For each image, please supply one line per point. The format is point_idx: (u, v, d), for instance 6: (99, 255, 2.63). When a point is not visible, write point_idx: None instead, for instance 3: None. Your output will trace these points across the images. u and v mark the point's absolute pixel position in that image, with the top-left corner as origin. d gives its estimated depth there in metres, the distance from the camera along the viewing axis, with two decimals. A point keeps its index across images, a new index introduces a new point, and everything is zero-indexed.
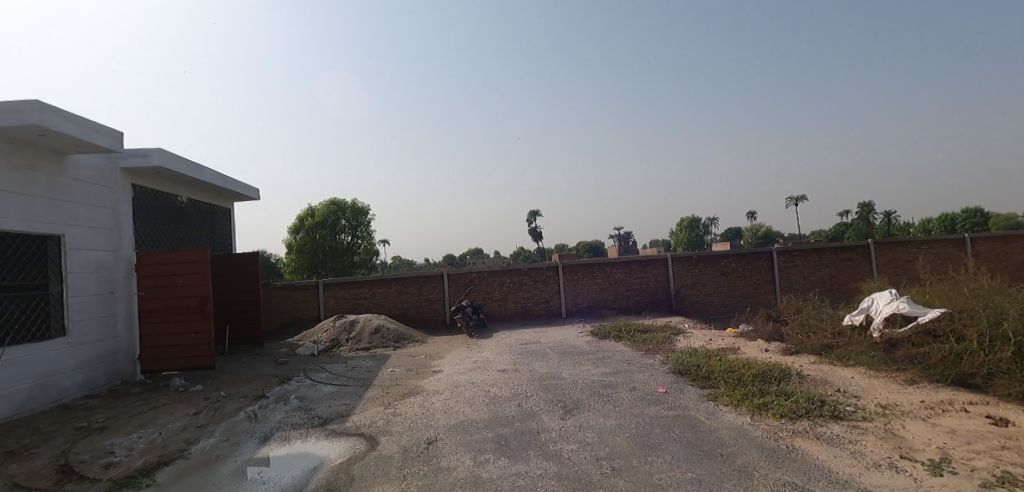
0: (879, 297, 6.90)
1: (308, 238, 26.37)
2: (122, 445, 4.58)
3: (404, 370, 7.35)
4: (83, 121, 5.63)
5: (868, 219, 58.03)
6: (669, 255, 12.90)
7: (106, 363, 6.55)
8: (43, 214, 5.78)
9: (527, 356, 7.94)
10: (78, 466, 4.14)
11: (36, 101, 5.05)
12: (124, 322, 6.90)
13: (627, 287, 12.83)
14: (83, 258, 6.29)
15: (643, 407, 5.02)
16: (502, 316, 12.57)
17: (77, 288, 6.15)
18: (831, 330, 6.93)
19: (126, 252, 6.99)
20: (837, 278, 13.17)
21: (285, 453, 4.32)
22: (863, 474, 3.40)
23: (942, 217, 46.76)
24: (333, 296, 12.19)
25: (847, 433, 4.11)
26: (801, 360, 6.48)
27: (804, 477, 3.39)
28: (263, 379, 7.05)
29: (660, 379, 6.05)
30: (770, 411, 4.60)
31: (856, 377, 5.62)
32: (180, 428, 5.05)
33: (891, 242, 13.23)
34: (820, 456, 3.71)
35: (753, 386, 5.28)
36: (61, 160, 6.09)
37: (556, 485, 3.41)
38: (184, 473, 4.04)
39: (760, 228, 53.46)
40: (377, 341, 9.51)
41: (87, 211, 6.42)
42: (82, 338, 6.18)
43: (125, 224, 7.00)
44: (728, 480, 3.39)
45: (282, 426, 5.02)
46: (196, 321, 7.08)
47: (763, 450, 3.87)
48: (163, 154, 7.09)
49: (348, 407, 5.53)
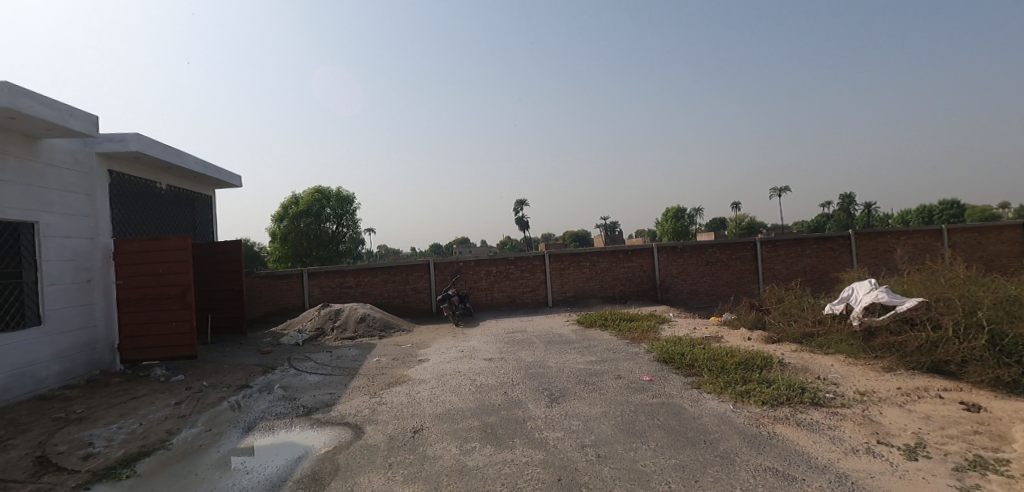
0: (859, 286, 6.96)
1: (292, 226, 26.04)
2: (102, 436, 4.50)
3: (390, 359, 7.32)
4: (58, 105, 5.45)
5: (849, 210, 59.10)
6: (655, 245, 12.99)
7: (84, 353, 6.41)
8: (16, 201, 5.59)
9: (514, 345, 7.96)
10: (56, 457, 4.06)
11: (7, 84, 4.86)
12: (103, 312, 6.75)
13: (613, 277, 12.91)
14: (59, 245, 6.11)
15: (629, 395, 5.08)
16: (489, 305, 12.58)
17: (52, 276, 6.00)
18: (812, 318, 7.05)
19: (104, 240, 6.80)
20: (819, 268, 13.39)
21: (270, 443, 4.28)
22: (841, 459, 3.48)
23: (920, 209, 47.80)
24: (318, 285, 12.07)
25: (826, 419, 4.20)
26: (783, 349, 6.60)
27: (784, 462, 3.46)
28: (247, 368, 6.98)
29: (646, 367, 6.11)
30: (752, 398, 4.69)
31: (834, 365, 5.74)
32: (161, 419, 4.97)
33: (871, 233, 13.47)
34: (800, 441, 3.79)
35: (736, 374, 5.36)
36: (33, 145, 5.87)
37: (542, 472, 3.44)
38: (165, 464, 3.98)
39: (745, 219, 54.05)
40: (363, 330, 9.46)
41: (61, 197, 6.23)
42: (59, 327, 6.04)
43: (101, 210, 6.80)
44: (711, 467, 3.44)
45: (266, 416, 4.97)
46: (178, 310, 6.97)
47: (745, 436, 3.94)
48: (141, 140, 6.91)
49: (333, 396, 5.50)
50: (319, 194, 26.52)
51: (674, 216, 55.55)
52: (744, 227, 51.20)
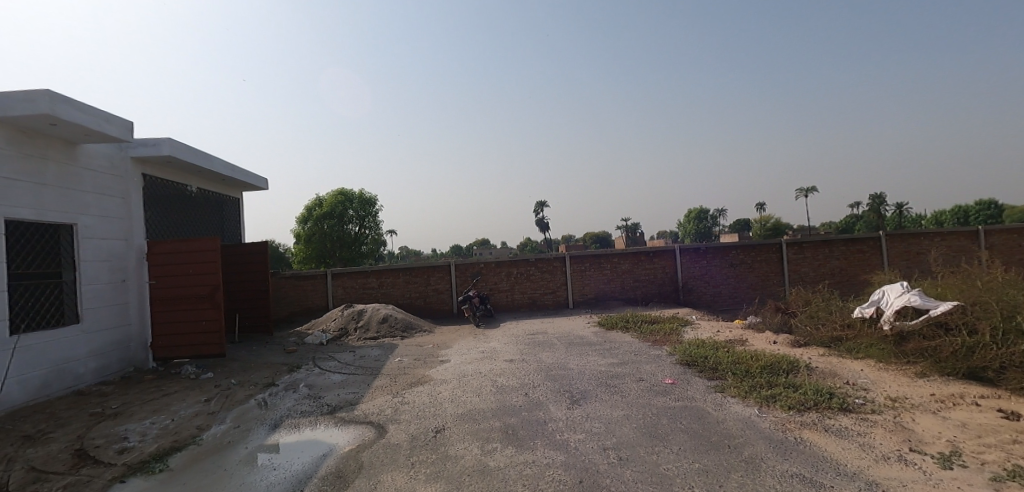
0: (890, 289, 6.75)
1: (316, 228, 26.51)
2: (136, 431, 4.66)
3: (412, 360, 7.39)
4: (95, 111, 5.66)
5: (881, 212, 57.41)
6: (677, 246, 12.83)
7: (118, 350, 6.64)
8: (55, 204, 5.83)
9: (534, 346, 7.97)
10: (93, 451, 4.22)
11: (48, 91, 5.08)
12: (136, 311, 6.98)
13: (634, 279, 12.79)
14: (95, 246, 6.35)
15: (650, 398, 5.03)
16: (509, 306, 12.60)
17: (90, 276, 6.23)
18: (840, 322, 6.86)
19: (137, 241, 7.05)
20: (847, 271, 13.05)
21: (295, 440, 4.38)
22: (871, 466, 3.39)
23: (956, 210, 46.12)
24: (342, 286, 12.27)
25: (856, 425, 4.09)
26: (810, 353, 6.44)
27: (811, 468, 3.39)
28: (273, 367, 7.13)
29: (668, 370, 6.04)
30: (778, 403, 4.60)
31: (864, 370, 5.58)
32: (192, 415, 5.12)
33: (902, 234, 13.06)
34: (828, 448, 3.70)
35: (761, 378, 5.26)
36: (71, 150, 6.11)
37: (563, 474, 3.43)
38: (196, 459, 4.10)
39: (769, 219, 52.94)
40: (385, 330, 9.58)
41: (98, 200, 6.46)
42: (96, 325, 6.27)
43: (136, 212, 7.05)
44: (736, 471, 3.39)
45: (292, 413, 5.09)
46: (207, 309, 7.16)
47: (771, 441, 3.87)
48: (173, 144, 7.13)
49: (357, 395, 5.58)
50: (342, 196, 26.93)
51: (696, 217, 54.73)
52: (769, 227, 50.15)
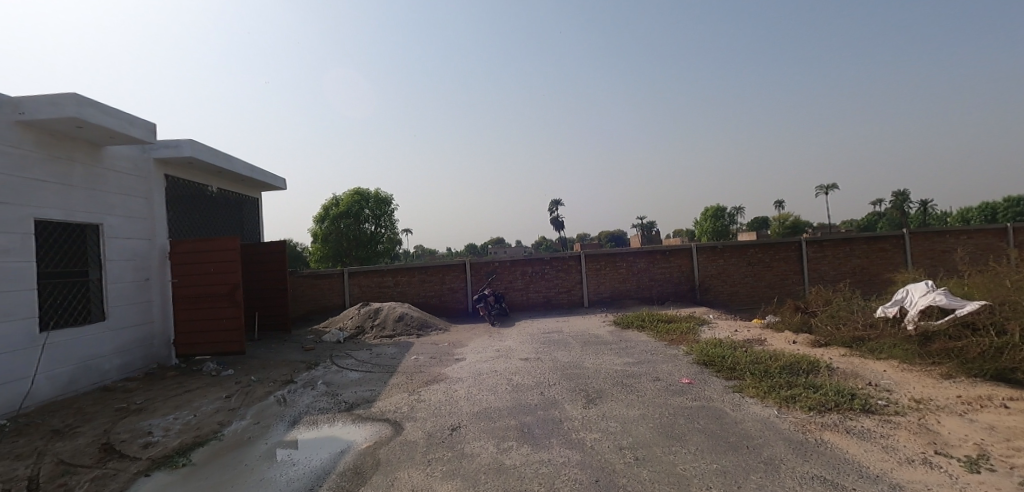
0: (914, 288, 6.60)
1: (332, 227, 26.83)
2: (160, 426, 4.77)
3: (427, 358, 7.43)
4: (119, 114, 5.80)
5: (904, 209, 56.07)
6: (693, 245, 12.70)
7: (142, 347, 6.80)
8: (82, 204, 5.98)
9: (550, 345, 7.96)
10: (119, 445, 4.33)
11: (75, 95, 5.21)
12: (159, 309, 7.14)
13: (650, 277, 12.70)
14: (120, 246, 6.51)
15: (667, 397, 4.99)
16: (524, 305, 12.60)
17: (115, 275, 6.39)
18: (862, 322, 6.73)
19: (160, 241, 7.20)
20: (869, 269, 12.79)
21: (314, 437, 4.44)
22: (895, 469, 3.32)
23: (983, 207, 44.87)
24: (358, 285, 12.39)
25: (878, 427, 4.01)
26: (831, 353, 6.33)
27: (832, 471, 3.33)
28: (292, 364, 7.24)
29: (685, 370, 5.98)
30: (798, 404, 4.53)
31: (887, 371, 5.46)
32: (213, 411, 5.23)
33: (926, 232, 12.76)
34: (850, 450, 3.63)
35: (780, 378, 5.18)
36: (97, 152, 6.27)
37: (579, 473, 3.43)
38: (217, 454, 4.19)
39: (788, 217, 52.09)
40: (401, 328, 9.66)
41: (122, 201, 6.62)
42: (121, 323, 6.43)
43: (158, 212, 7.21)
44: (755, 472, 3.35)
45: (310, 410, 5.16)
46: (227, 307, 7.29)
47: (790, 442, 3.81)
48: (194, 146, 7.28)
49: (373, 393, 5.64)
50: (358, 196, 27.19)
51: (713, 215, 54.11)
52: (787, 226, 49.34)
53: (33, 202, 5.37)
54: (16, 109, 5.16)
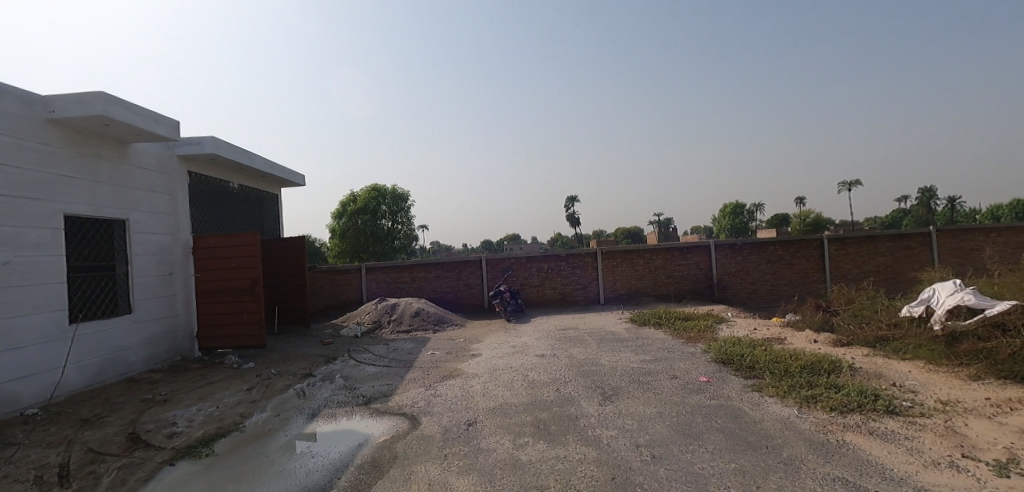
0: (941, 287, 6.43)
1: (350, 223, 27.11)
2: (184, 417, 4.89)
3: (444, 353, 7.48)
4: (144, 111, 5.92)
5: (930, 206, 54.56)
6: (712, 242, 12.54)
7: (166, 340, 6.97)
8: (109, 200, 6.14)
9: (566, 342, 7.94)
10: (145, 434, 4.45)
11: (102, 93, 5.34)
12: (182, 302, 7.30)
13: (667, 275, 12.58)
14: (145, 241, 6.67)
15: (685, 396, 4.95)
16: (540, 301, 12.59)
17: (141, 269, 6.55)
18: (886, 321, 6.58)
19: (183, 236, 7.36)
20: (893, 268, 12.49)
21: (332, 429, 4.51)
22: (919, 472, 3.24)
23: (1014, 204, 43.42)
24: (375, 280, 12.52)
25: (903, 429, 3.92)
26: (853, 353, 6.20)
27: (855, 472, 3.27)
28: (311, 358, 7.35)
29: (703, 368, 5.92)
30: (819, 404, 4.45)
31: (912, 372, 5.33)
32: (234, 403, 5.34)
33: (954, 230, 12.41)
34: (873, 451, 3.56)
35: (801, 378, 5.09)
36: (123, 149, 6.42)
37: (595, 470, 3.42)
38: (239, 445, 4.28)
39: (808, 214, 51.09)
40: (418, 323, 9.74)
41: (147, 197, 6.78)
42: (146, 316, 6.59)
43: (182, 208, 7.36)
44: (774, 473, 3.31)
45: (329, 403, 5.24)
46: (248, 301, 7.43)
47: (811, 443, 3.75)
48: (216, 142, 7.41)
49: (391, 387, 5.70)
50: (376, 192, 27.44)
51: (731, 212, 53.34)
52: (808, 223, 48.40)
53: (63, 197, 5.53)
54: (47, 107, 5.32)
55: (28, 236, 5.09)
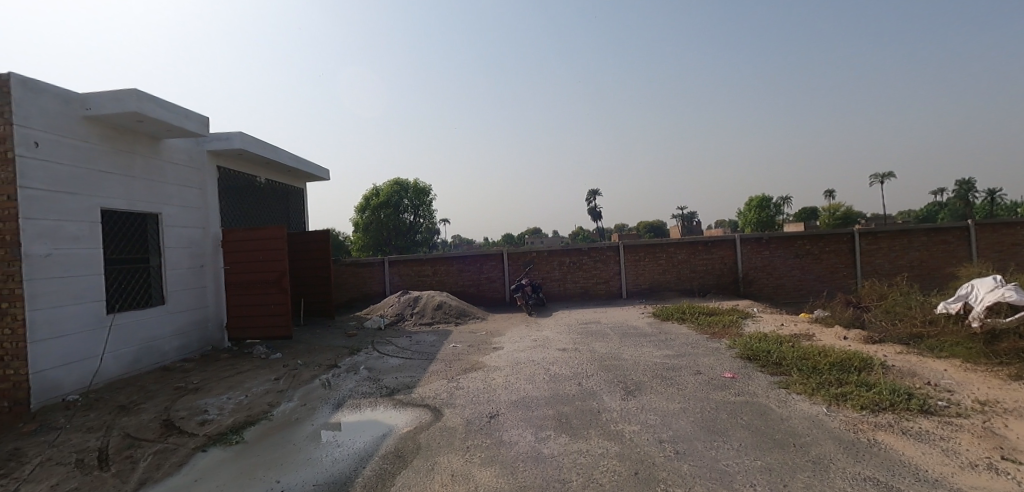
0: (980, 283, 6.17)
1: (373, 217, 27.43)
2: (215, 405, 5.05)
3: (466, 346, 7.53)
4: (175, 108, 6.07)
5: (968, 199, 52.51)
6: (737, 236, 12.31)
7: (198, 330, 7.18)
8: (143, 195, 6.33)
9: (588, 336, 7.91)
10: (179, 421, 4.61)
11: (135, 90, 5.49)
12: (213, 294, 7.51)
13: (691, 269, 12.40)
14: (177, 234, 6.87)
15: (709, 392, 4.88)
16: (561, 295, 12.56)
17: (173, 262, 6.76)
18: (921, 318, 6.38)
19: (213, 230, 7.55)
20: (928, 263, 12.08)
21: (357, 420, 4.59)
22: (956, 474, 3.13)
23: None
24: (398, 274, 12.66)
25: (938, 429, 3.79)
26: (885, 350, 6.02)
27: (887, 473, 3.18)
28: (335, 349, 7.48)
29: (728, 364, 5.83)
30: (849, 402, 4.34)
31: (948, 370, 5.16)
32: (263, 392, 5.48)
33: (994, 223, 11.94)
34: (906, 452, 3.45)
35: (830, 375, 4.97)
36: (155, 145, 6.61)
37: (618, 465, 3.41)
38: (267, 433, 4.39)
39: (838, 208, 49.65)
40: (440, 316, 9.82)
41: (179, 191, 6.97)
42: (178, 307, 6.80)
43: (211, 202, 7.55)
44: (802, 472, 3.24)
45: (354, 394, 5.33)
46: (275, 294, 7.60)
47: (841, 442, 3.66)
48: (244, 138, 7.56)
49: (414, 379, 5.77)
50: (398, 186, 27.70)
51: (757, 206, 52.21)
52: (838, 217, 47.09)
53: (100, 192, 5.71)
54: (83, 105, 5.48)
55: (67, 230, 5.27)
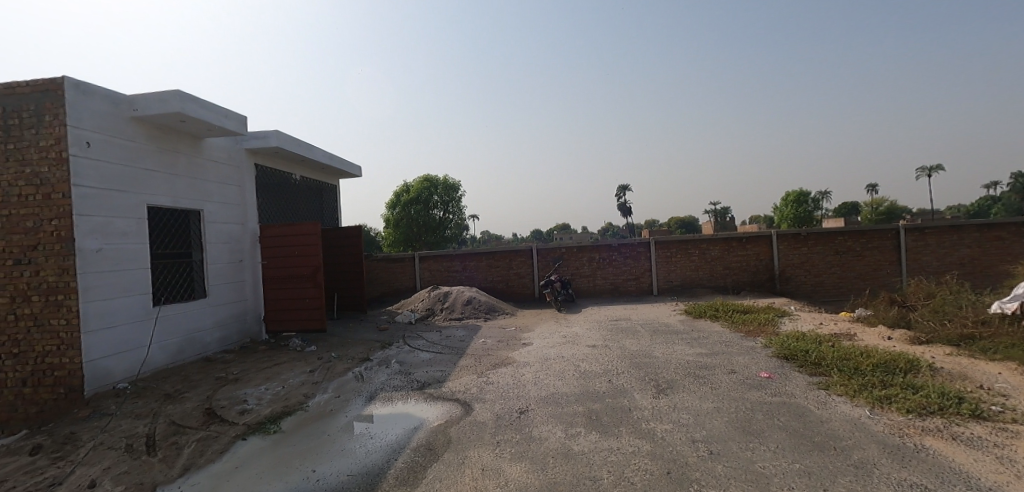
0: None
1: (403, 214, 27.84)
2: (254, 395, 5.22)
3: (495, 342, 7.56)
4: (215, 108, 6.28)
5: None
6: (773, 232, 11.96)
7: (237, 323, 7.44)
8: (185, 192, 6.58)
9: (618, 333, 7.83)
10: (220, 410, 4.79)
11: (178, 91, 5.70)
12: (250, 288, 7.76)
13: (725, 266, 12.12)
14: (217, 230, 7.12)
15: (744, 391, 4.76)
16: (590, 291, 12.47)
17: (213, 257, 7.00)
18: (972, 318, 6.07)
19: (251, 225, 7.80)
20: (980, 260, 11.47)
21: (389, 412, 4.68)
22: (1011, 483, 2.97)
23: None
24: (427, 269, 12.81)
25: (992, 435, 3.60)
26: (933, 352, 5.74)
27: (935, 480, 3.04)
28: (367, 343, 7.63)
29: (764, 363, 5.67)
30: (894, 405, 4.16)
31: (1003, 373, 4.89)
32: (299, 383, 5.64)
33: None
34: (957, 458, 3.29)
35: (873, 377, 4.78)
36: (197, 144, 6.85)
37: (650, 464, 3.36)
38: (304, 423, 4.52)
39: (880, 203, 47.66)
40: (469, 311, 9.90)
41: (219, 189, 7.22)
42: (218, 300, 7.06)
43: (248, 199, 7.79)
44: (843, 476, 3.13)
45: (386, 387, 5.43)
46: (310, 288, 7.79)
47: (885, 446, 3.51)
48: (279, 136, 7.76)
49: (444, 373, 5.83)
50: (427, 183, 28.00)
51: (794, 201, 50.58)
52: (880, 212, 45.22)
53: (146, 190, 5.96)
54: (130, 106, 5.72)
55: (116, 225, 5.52)
